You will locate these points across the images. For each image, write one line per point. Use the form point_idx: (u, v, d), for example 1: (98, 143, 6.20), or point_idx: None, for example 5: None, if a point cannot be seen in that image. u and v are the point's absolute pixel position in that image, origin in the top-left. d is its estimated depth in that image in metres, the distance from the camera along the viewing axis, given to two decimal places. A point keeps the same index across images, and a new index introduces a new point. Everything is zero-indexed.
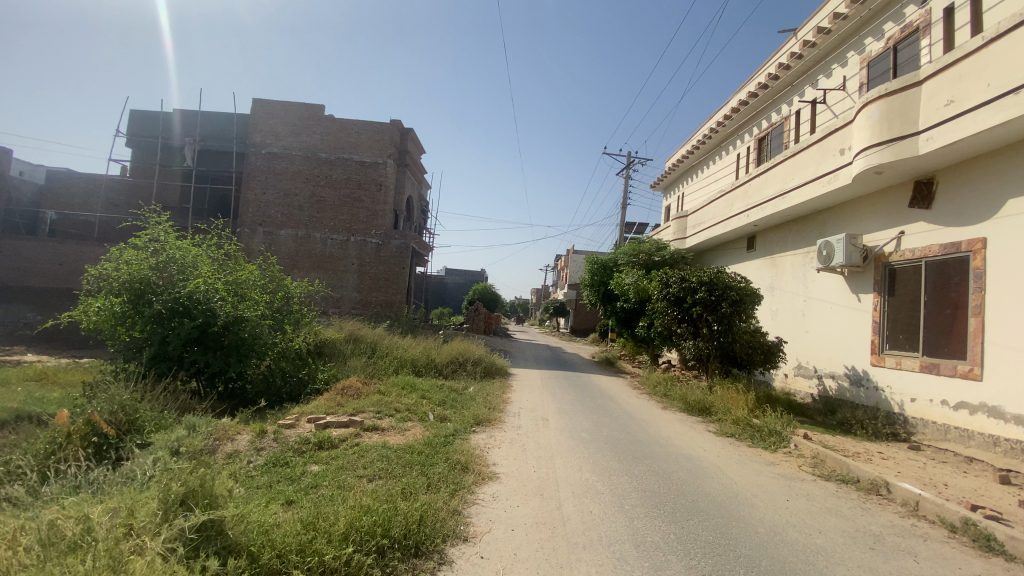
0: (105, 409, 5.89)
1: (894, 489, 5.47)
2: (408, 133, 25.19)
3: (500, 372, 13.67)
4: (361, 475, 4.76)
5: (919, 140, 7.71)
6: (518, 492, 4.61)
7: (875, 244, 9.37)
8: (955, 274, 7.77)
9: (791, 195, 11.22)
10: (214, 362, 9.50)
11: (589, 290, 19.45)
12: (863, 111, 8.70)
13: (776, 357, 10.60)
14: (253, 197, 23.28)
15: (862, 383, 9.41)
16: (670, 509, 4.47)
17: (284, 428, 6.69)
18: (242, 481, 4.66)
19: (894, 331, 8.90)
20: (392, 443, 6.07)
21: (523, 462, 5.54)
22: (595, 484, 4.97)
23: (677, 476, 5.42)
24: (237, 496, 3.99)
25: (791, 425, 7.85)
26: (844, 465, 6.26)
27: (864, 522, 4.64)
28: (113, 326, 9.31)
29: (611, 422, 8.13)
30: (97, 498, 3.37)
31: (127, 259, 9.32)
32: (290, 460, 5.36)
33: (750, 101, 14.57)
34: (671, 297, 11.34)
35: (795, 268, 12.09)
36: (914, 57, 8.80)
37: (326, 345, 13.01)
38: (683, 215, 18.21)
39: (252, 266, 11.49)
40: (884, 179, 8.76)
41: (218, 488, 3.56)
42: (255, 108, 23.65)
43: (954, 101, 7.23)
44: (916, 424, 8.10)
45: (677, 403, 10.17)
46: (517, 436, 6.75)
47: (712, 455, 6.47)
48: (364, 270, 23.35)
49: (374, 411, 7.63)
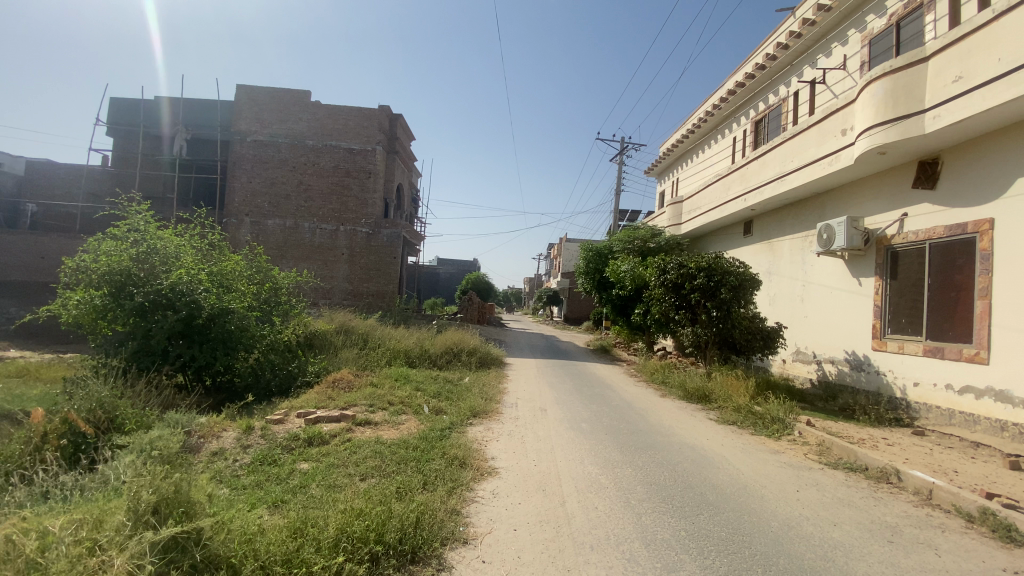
0: (82, 407, 5.62)
1: (906, 477, 5.31)
2: (397, 119, 24.63)
3: (495, 361, 13.46)
4: (353, 474, 4.50)
5: (926, 118, 7.47)
6: (519, 488, 4.40)
7: (877, 227, 9.17)
8: (961, 256, 7.60)
9: (789, 177, 11.00)
10: (200, 356, 9.18)
11: (584, 278, 19.22)
12: (867, 89, 8.43)
13: (775, 343, 10.44)
14: (239, 186, 22.76)
15: (863, 368, 9.27)
16: (679, 503, 4.27)
17: (273, 424, 6.41)
18: (226, 484, 4.41)
19: (896, 315, 8.74)
20: (385, 438, 5.80)
21: (523, 456, 5.32)
22: (599, 477, 4.75)
23: (682, 467, 5.23)
24: (219, 500, 3.73)
25: (794, 411, 7.68)
26: (851, 452, 6.10)
27: (878, 513, 4.47)
28: (95, 320, 8.95)
29: (610, 411, 7.93)
30: (63, 507, 3.10)
31: (106, 250, 8.94)
32: (278, 458, 5.11)
33: (746, 83, 14.29)
34: (669, 283, 11.08)
35: (793, 252, 11.93)
36: (919, 34, 8.55)
37: (316, 337, 12.68)
38: (678, 201, 17.99)
39: (237, 257, 11.10)
40: (888, 160, 8.55)
41: (195, 493, 3.27)
42: (239, 94, 23.02)
43: (962, 77, 7.00)
44: (919, 409, 7.97)
45: (676, 390, 9.99)
46: (515, 428, 6.53)
47: (715, 445, 6.29)
48: (355, 261, 23.00)
49: (366, 405, 7.37)
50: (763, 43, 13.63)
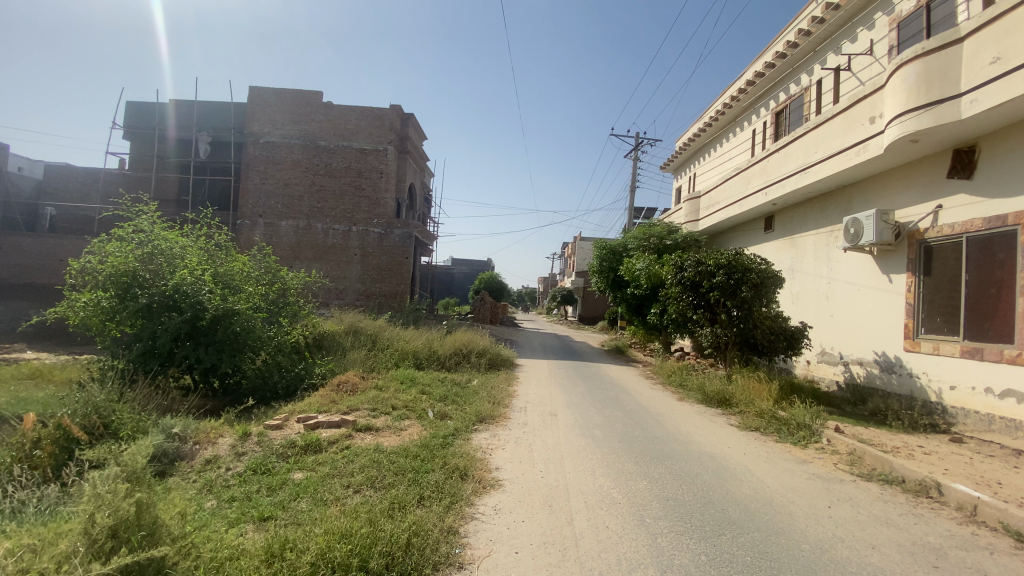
0: (77, 412, 5.46)
1: (947, 491, 4.85)
2: (409, 117, 24.44)
3: (506, 363, 13.12)
4: (348, 486, 4.22)
5: (962, 102, 6.95)
6: (524, 504, 4.05)
7: (909, 220, 8.65)
8: (1002, 250, 7.07)
9: (813, 169, 10.51)
10: (205, 358, 8.95)
11: (597, 277, 18.81)
12: (897, 73, 7.92)
13: (800, 344, 9.94)
14: (252, 187, 22.75)
15: (895, 370, 8.75)
16: (698, 522, 3.90)
17: (270, 430, 6.13)
18: (214, 495, 4.16)
19: (930, 313, 8.21)
20: (386, 445, 5.52)
21: (529, 467, 4.97)
22: (612, 492, 4.40)
23: (702, 480, 4.85)
24: (198, 518, 3.49)
25: (822, 417, 7.20)
26: (885, 463, 5.65)
27: (918, 533, 4.04)
28: (102, 321, 8.81)
29: (624, 416, 7.57)
30: (21, 533, 2.85)
31: (111, 251, 8.79)
32: (272, 467, 4.84)
33: (767, 72, 13.75)
34: (686, 282, 10.64)
35: (818, 248, 11.42)
36: (951, 15, 8.05)
37: (325, 337, 12.48)
38: (696, 196, 17.52)
39: (245, 257, 10.94)
40: (920, 148, 8.03)
41: (165, 515, 3.03)
42: (251, 96, 23.03)
43: (1000, 58, 6.50)
44: (956, 414, 7.44)
45: (694, 393, 9.57)
46: (522, 435, 6.19)
47: (738, 454, 5.88)
48: (367, 261, 22.85)
49: (368, 409, 7.08)
50: (784, 30, 13.09)
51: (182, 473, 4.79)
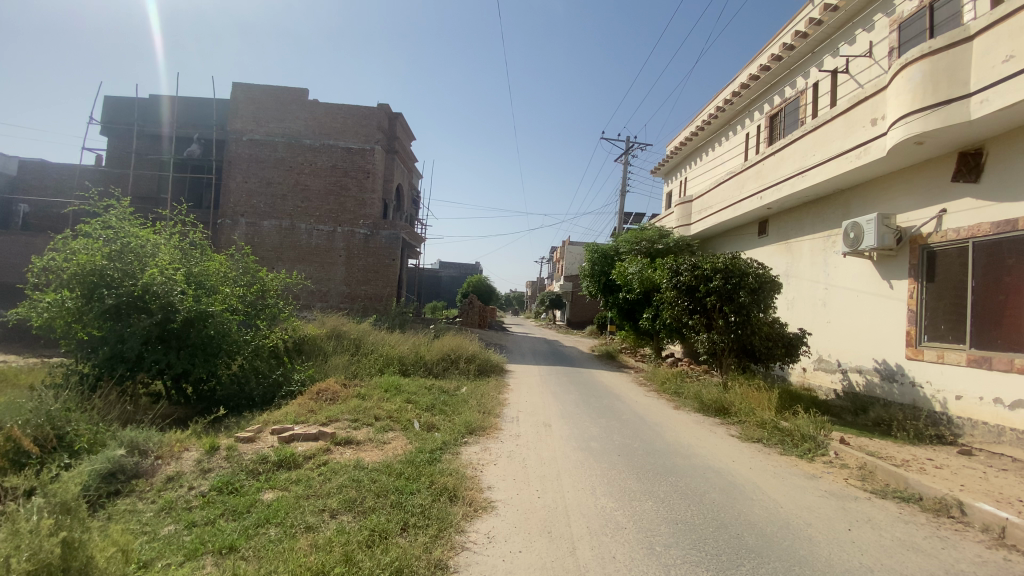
0: (28, 422, 4.92)
1: (971, 511, 4.53)
2: (397, 117, 23.95)
3: (494, 369, 12.70)
4: (323, 510, 3.79)
5: (971, 103, 6.73)
6: (520, 530, 3.66)
7: (911, 225, 8.45)
8: (1010, 256, 6.85)
9: (811, 173, 10.30)
10: (176, 363, 8.38)
11: (589, 282, 18.48)
12: (901, 73, 7.69)
13: (797, 351, 9.70)
14: (234, 185, 22.09)
15: (896, 379, 8.49)
16: (712, 550, 3.54)
17: (242, 443, 5.65)
18: (171, 521, 3.69)
19: (933, 320, 7.99)
20: (366, 461, 5.07)
21: (523, 487, 4.56)
22: (615, 514, 4.03)
23: (710, 499, 4.50)
24: (145, 553, 3.04)
25: (826, 428, 6.90)
26: (899, 478, 5.35)
27: (948, 559, 3.72)
28: (68, 323, 8.21)
29: (621, 426, 7.21)
30: None
31: (77, 248, 8.19)
32: (240, 486, 4.37)
33: (762, 75, 13.59)
34: (682, 286, 10.30)
35: (814, 254, 11.22)
36: (957, 15, 7.85)
37: (306, 342, 11.91)
38: (688, 200, 17.34)
39: (222, 257, 10.36)
40: (926, 151, 7.81)
41: (99, 553, 2.58)
42: (235, 92, 22.39)
43: (1013, 57, 6.27)
44: (962, 425, 7.19)
45: (690, 402, 9.23)
46: (515, 449, 5.79)
47: (744, 469, 5.54)
48: (352, 262, 22.30)
49: (350, 420, 6.63)
50: (780, 33, 12.92)
51: (139, 493, 4.31)
